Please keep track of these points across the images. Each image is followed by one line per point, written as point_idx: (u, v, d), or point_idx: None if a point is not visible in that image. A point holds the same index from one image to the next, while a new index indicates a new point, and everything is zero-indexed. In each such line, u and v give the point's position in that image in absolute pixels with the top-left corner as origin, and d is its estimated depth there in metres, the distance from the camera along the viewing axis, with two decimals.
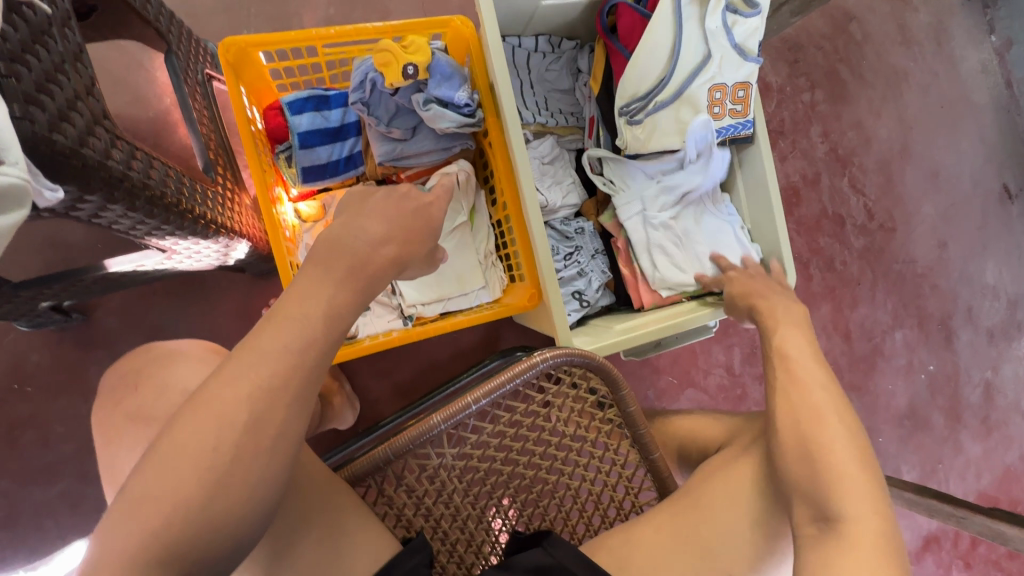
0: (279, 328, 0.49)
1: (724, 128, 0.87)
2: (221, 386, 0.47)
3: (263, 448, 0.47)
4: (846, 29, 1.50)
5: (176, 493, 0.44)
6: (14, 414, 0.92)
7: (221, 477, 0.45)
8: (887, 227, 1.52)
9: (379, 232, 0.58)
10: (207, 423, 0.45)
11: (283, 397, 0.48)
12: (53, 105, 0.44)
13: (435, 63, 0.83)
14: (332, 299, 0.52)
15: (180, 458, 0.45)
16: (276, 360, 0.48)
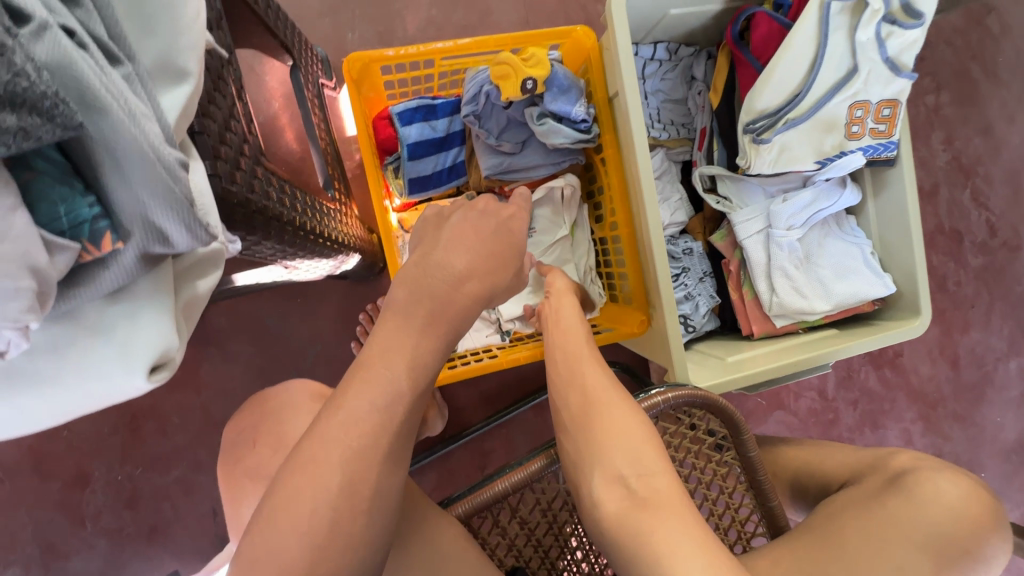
0: (363, 381, 0.46)
1: (865, 149, 0.79)
2: (314, 447, 0.43)
3: (360, 512, 0.43)
4: (982, 22, 1.34)
5: (277, 566, 0.41)
6: (137, 404, 0.99)
7: (321, 548, 0.41)
8: (1011, 246, 1.38)
9: (462, 267, 0.53)
10: (303, 489, 0.42)
11: (374, 454, 0.45)
12: (230, 153, 0.43)
13: (553, 76, 0.79)
14: (414, 350, 0.49)
15: (277, 526, 0.42)
16: (365, 417, 0.45)
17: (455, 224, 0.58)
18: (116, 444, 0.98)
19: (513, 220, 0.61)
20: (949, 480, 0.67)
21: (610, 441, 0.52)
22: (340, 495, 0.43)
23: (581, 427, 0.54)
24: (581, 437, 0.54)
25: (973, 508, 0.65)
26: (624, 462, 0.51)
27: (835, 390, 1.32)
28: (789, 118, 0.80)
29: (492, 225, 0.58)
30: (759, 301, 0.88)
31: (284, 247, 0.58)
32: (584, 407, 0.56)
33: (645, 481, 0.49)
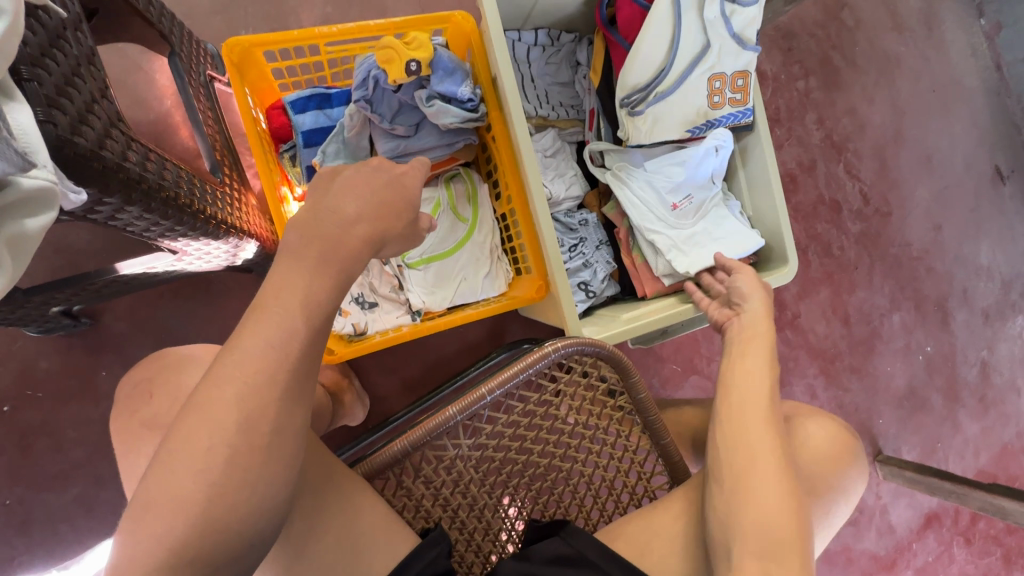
0: (259, 326, 0.48)
1: (724, 118, 0.89)
2: (212, 387, 0.46)
3: (258, 448, 0.46)
4: (838, 16, 1.52)
5: (178, 498, 0.43)
6: (27, 420, 0.92)
7: (219, 480, 0.44)
8: (883, 212, 1.54)
9: (352, 211, 0.54)
10: (198, 427, 0.45)
11: (271, 394, 0.47)
12: (73, 108, 0.44)
13: (437, 59, 0.84)
14: (307, 289, 0.50)
15: (177, 462, 0.44)
16: (259, 357, 0.47)
17: (347, 176, 0.56)
18: (4, 465, 0.92)
19: (406, 176, 0.60)
20: (820, 425, 0.74)
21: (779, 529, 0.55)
22: (239, 431, 0.45)
23: (751, 496, 0.57)
24: (756, 511, 0.56)
25: (836, 448, 0.72)
26: (793, 546, 0.55)
27: None
28: (658, 90, 0.88)
29: (385, 177, 0.58)
30: (648, 263, 0.95)
31: (154, 216, 0.58)
32: (762, 476, 0.58)
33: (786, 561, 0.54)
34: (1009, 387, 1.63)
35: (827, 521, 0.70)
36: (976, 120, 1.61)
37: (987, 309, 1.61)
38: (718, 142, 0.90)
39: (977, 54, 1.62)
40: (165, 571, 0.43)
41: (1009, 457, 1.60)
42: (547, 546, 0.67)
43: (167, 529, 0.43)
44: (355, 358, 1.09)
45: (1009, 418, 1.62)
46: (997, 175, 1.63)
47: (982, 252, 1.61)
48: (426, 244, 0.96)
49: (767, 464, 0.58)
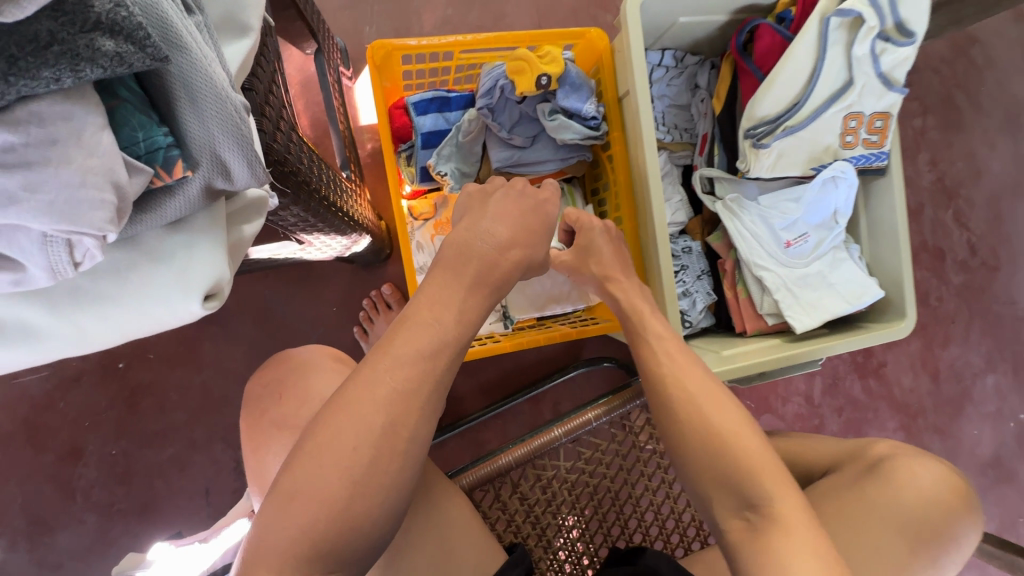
0: (411, 333, 0.49)
1: (856, 158, 0.85)
2: (361, 388, 0.47)
3: (396, 453, 0.47)
4: (967, 53, 1.42)
5: (321, 494, 0.45)
6: (136, 379, 0.99)
7: (362, 478, 0.45)
8: (990, 266, 1.44)
9: (504, 236, 0.56)
10: (347, 426, 0.46)
11: (418, 398, 0.48)
12: (272, 112, 0.46)
13: (566, 74, 0.83)
14: (463, 304, 0.51)
15: (321, 455, 0.45)
16: (406, 365, 0.48)
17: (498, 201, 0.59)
18: (113, 419, 0.98)
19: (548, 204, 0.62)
20: (924, 468, 0.67)
21: (733, 456, 0.51)
22: (383, 433, 0.46)
23: (691, 435, 0.53)
24: (705, 449, 0.52)
25: (946, 494, 0.66)
26: (776, 471, 0.50)
27: (821, 397, 1.36)
28: (787, 125, 0.85)
29: (532, 204, 0.60)
30: (752, 300, 0.92)
31: (308, 214, 0.60)
32: (692, 413, 0.54)
33: (768, 495, 0.48)
34: None
35: (938, 571, 0.64)
36: None
37: None
38: (836, 174, 0.85)
39: None
40: (305, 561, 0.44)
41: None
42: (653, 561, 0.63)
43: (308, 520, 0.45)
44: None
45: None
46: None
47: None
48: None
49: (708, 392, 0.55)
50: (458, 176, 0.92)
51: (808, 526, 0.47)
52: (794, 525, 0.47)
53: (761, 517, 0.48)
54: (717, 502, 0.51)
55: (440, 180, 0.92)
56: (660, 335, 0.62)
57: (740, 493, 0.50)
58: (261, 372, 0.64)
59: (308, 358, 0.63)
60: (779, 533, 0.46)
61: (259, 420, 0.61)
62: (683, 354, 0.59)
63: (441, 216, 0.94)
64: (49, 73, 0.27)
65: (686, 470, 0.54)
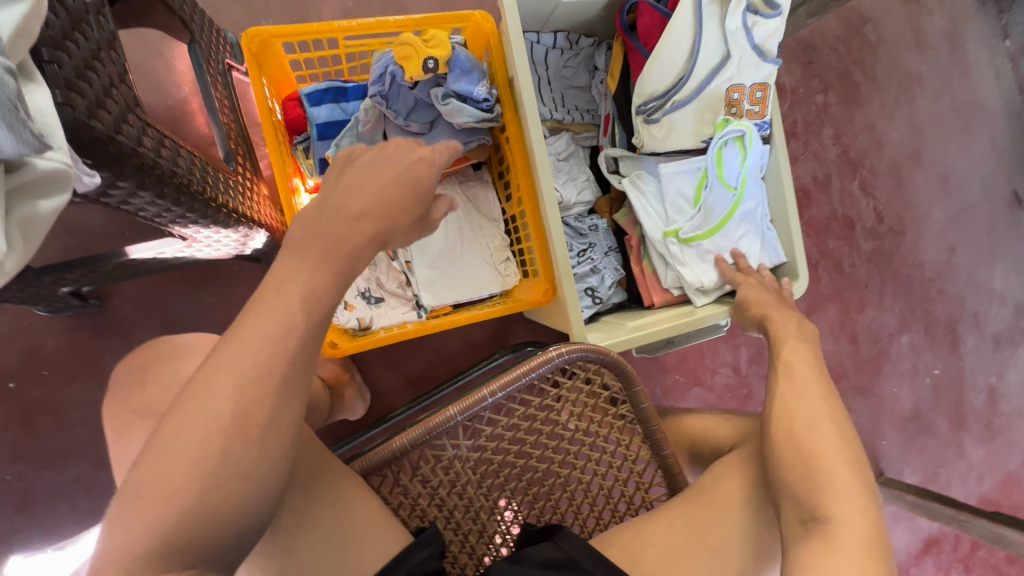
0: (259, 316, 0.47)
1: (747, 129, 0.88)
2: (211, 373, 0.44)
3: (252, 441, 0.44)
4: (860, 31, 1.50)
5: (170, 489, 0.42)
6: (30, 397, 0.93)
7: (213, 469, 0.43)
8: (897, 231, 1.52)
9: (358, 208, 0.52)
10: (194, 417, 0.43)
11: (269, 385, 0.45)
12: (93, 90, 0.44)
13: (454, 57, 0.84)
14: (310, 284, 0.49)
15: (168, 449, 0.43)
16: (263, 350, 0.46)
17: (358, 166, 0.55)
18: (7, 442, 0.92)
19: (422, 163, 0.57)
20: None
21: (825, 477, 0.57)
22: (233, 421, 0.44)
23: (792, 449, 0.60)
24: (800, 466, 0.59)
25: None
26: (855, 503, 0.56)
27: (748, 366, 1.39)
28: (674, 100, 0.88)
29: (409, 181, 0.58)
30: (656, 274, 0.95)
31: (166, 202, 0.58)
32: (802, 435, 0.60)
33: (831, 514, 0.56)
34: (1016, 415, 1.60)
35: None
36: (996, 143, 1.58)
37: (998, 335, 1.58)
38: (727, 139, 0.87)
39: (1001, 76, 1.60)
40: (154, 561, 0.42)
41: (1013, 486, 1.57)
42: (536, 552, 0.67)
43: (154, 519, 0.42)
44: (358, 353, 1.10)
45: (1016, 446, 1.60)
46: (1014, 200, 1.60)
47: (995, 277, 1.59)
48: (430, 247, 0.96)
49: (821, 419, 0.61)
50: None
51: (864, 546, 0.54)
52: (846, 545, 0.54)
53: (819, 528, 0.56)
54: (785, 504, 0.59)
55: None
56: (790, 358, 0.69)
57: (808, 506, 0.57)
58: (129, 356, 0.62)
59: (181, 345, 0.61)
60: (825, 548, 0.54)
61: (123, 410, 0.58)
62: (809, 385, 0.65)
63: None
64: None
65: (779, 472, 0.60)
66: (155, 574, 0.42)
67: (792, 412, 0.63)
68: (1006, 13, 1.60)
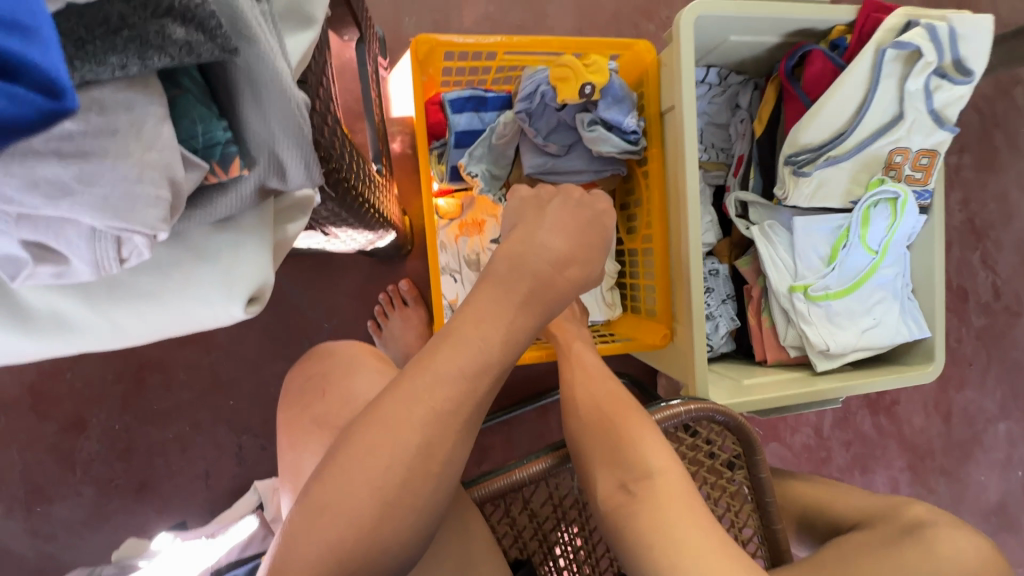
0: (453, 349, 0.47)
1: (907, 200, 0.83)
2: (398, 403, 0.45)
3: (430, 475, 0.45)
4: (1009, 92, 1.39)
5: (351, 510, 0.43)
6: (145, 354, 0.97)
7: (392, 497, 0.44)
8: (1013, 310, 1.42)
9: (561, 250, 0.54)
10: (383, 444, 0.44)
11: (454, 424, 0.46)
12: (318, 105, 0.45)
13: (610, 85, 0.82)
14: (512, 325, 0.49)
15: (354, 470, 0.44)
16: (451, 383, 0.46)
17: (555, 208, 0.59)
18: (119, 393, 0.97)
19: (606, 215, 0.62)
20: (966, 540, 0.64)
21: (623, 435, 0.58)
22: (419, 452, 0.44)
23: (603, 431, 0.60)
24: (609, 445, 0.58)
25: (987, 571, 0.62)
26: (661, 451, 0.57)
27: (830, 430, 1.34)
28: (830, 155, 0.83)
29: (589, 215, 0.59)
30: (776, 331, 0.90)
31: (339, 207, 0.58)
32: (617, 431, 0.59)
33: (650, 474, 0.55)
34: None
35: None
36: None
37: None
38: (879, 195, 0.82)
39: None
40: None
41: None
42: None
43: (334, 537, 0.43)
44: None
45: None
46: None
47: None
48: None
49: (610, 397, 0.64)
50: (488, 178, 0.90)
51: (681, 489, 0.54)
52: (668, 496, 0.53)
53: (644, 494, 0.54)
54: (601, 481, 0.57)
55: (469, 181, 0.91)
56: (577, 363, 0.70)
57: (626, 470, 0.56)
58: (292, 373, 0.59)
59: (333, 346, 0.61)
60: (650, 510, 0.52)
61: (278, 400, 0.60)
62: (595, 369, 0.69)
63: (467, 221, 0.94)
64: (116, 59, 0.26)
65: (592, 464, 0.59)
66: None
67: (585, 399, 0.65)
68: None
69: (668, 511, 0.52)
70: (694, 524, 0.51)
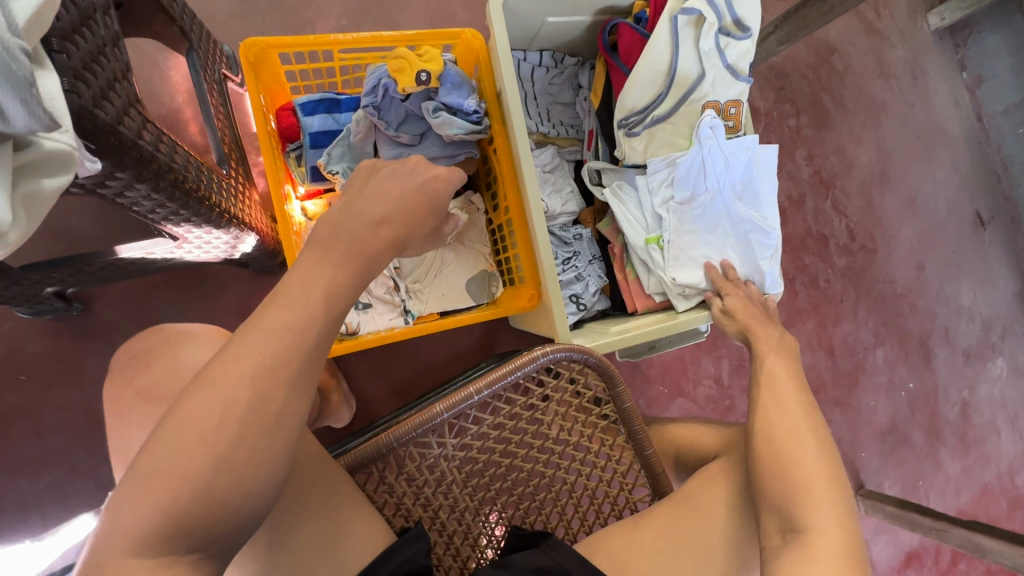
0: (280, 308, 0.49)
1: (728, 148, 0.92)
2: (227, 363, 0.46)
3: (267, 427, 0.46)
4: (828, 60, 1.59)
5: (184, 471, 0.43)
6: (7, 401, 0.92)
7: (226, 453, 0.44)
8: (868, 248, 1.59)
9: (378, 215, 0.57)
10: (212, 403, 0.44)
11: (285, 375, 0.47)
12: (98, 84, 0.46)
13: (446, 73, 0.88)
14: (333, 280, 0.51)
15: (182, 432, 0.44)
16: (277, 339, 0.47)
17: (382, 178, 0.60)
18: None
19: (436, 180, 0.63)
20: None
21: (800, 481, 0.59)
22: (251, 407, 0.45)
23: (770, 458, 0.62)
24: (777, 483, 0.60)
25: None
26: (832, 512, 0.58)
27: (730, 378, 1.42)
28: (654, 114, 0.92)
29: (419, 180, 0.62)
30: (640, 280, 0.98)
31: (161, 196, 0.59)
32: (788, 472, 0.60)
33: (810, 525, 0.57)
34: (989, 427, 1.64)
35: None
36: (958, 166, 1.66)
37: (968, 349, 1.64)
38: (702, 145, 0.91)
39: (960, 104, 1.68)
40: (164, 539, 0.43)
41: (989, 499, 1.60)
42: (525, 560, 0.66)
43: (166, 497, 0.43)
44: (344, 359, 1.10)
45: (990, 459, 1.63)
46: (977, 221, 1.66)
47: (962, 293, 1.64)
48: (410, 263, 1.01)
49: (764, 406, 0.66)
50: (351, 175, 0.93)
51: (839, 551, 0.56)
52: (819, 553, 0.56)
53: (799, 540, 0.57)
54: (764, 518, 0.61)
55: (332, 179, 0.93)
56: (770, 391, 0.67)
57: (788, 513, 0.59)
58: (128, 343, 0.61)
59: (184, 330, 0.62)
60: (803, 558, 0.56)
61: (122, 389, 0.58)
62: (790, 397, 0.66)
63: None
64: None
65: (766, 493, 0.61)
66: (162, 553, 0.43)
67: (765, 422, 0.64)
68: (963, 46, 1.68)
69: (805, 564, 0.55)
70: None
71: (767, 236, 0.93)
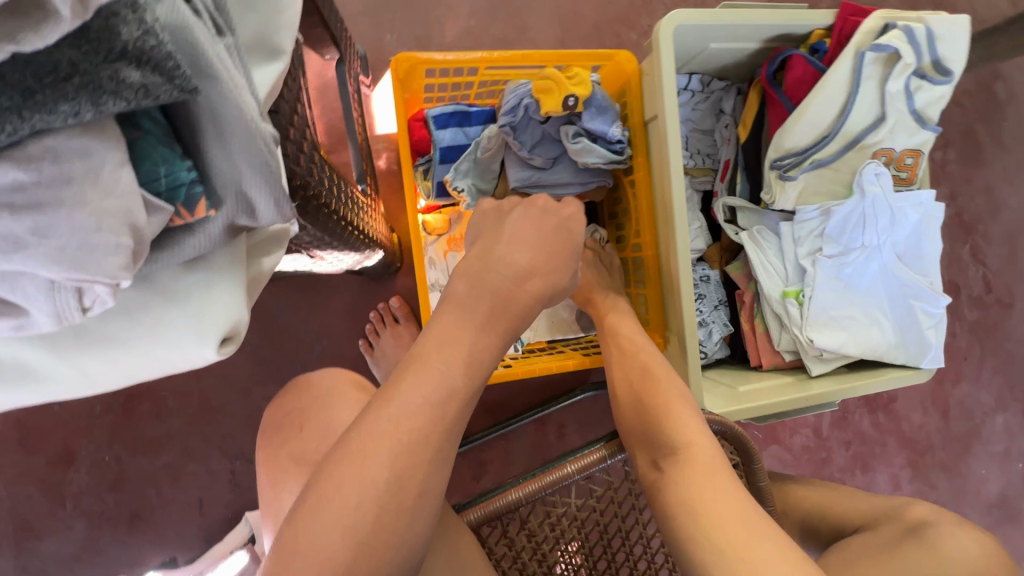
0: (419, 373, 0.45)
1: (899, 202, 0.82)
2: (364, 437, 0.43)
3: (403, 510, 0.42)
4: (990, 87, 1.41)
5: (320, 557, 0.40)
6: (133, 382, 0.96)
7: (363, 539, 0.41)
8: (1004, 303, 1.42)
9: (526, 264, 0.53)
10: (348, 481, 0.41)
11: (423, 452, 0.43)
12: (296, 136, 0.47)
13: (593, 96, 0.81)
14: (471, 348, 0.48)
15: (320, 513, 0.41)
16: (416, 413, 0.44)
17: (516, 219, 0.58)
18: (108, 424, 0.96)
19: (572, 220, 0.60)
20: (969, 536, 0.62)
21: (665, 417, 0.58)
22: (387, 487, 0.42)
23: (642, 407, 0.61)
24: (646, 420, 0.60)
25: (993, 561, 0.60)
26: (693, 424, 0.57)
27: (829, 430, 1.35)
28: (815, 158, 0.83)
29: (554, 222, 0.58)
30: (769, 335, 0.89)
31: (323, 233, 0.60)
32: (648, 399, 0.61)
33: (676, 442, 0.56)
34: None
35: None
36: None
37: None
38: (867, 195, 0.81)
39: None
40: None
41: None
42: None
43: None
44: None
45: None
46: None
47: None
48: None
49: (644, 376, 0.64)
50: (475, 193, 0.89)
51: (708, 456, 0.54)
52: (698, 466, 0.53)
53: (675, 459, 0.55)
54: (643, 458, 0.59)
55: (456, 197, 0.90)
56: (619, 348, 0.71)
57: (658, 442, 0.57)
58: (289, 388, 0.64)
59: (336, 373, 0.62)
60: (682, 476, 0.53)
61: (280, 450, 0.61)
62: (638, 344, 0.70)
63: (455, 237, 0.93)
64: (67, 107, 0.27)
65: (634, 431, 0.61)
66: None
67: (624, 374, 0.66)
68: None
69: (691, 477, 0.53)
70: (714, 492, 0.51)
71: (931, 304, 0.84)
